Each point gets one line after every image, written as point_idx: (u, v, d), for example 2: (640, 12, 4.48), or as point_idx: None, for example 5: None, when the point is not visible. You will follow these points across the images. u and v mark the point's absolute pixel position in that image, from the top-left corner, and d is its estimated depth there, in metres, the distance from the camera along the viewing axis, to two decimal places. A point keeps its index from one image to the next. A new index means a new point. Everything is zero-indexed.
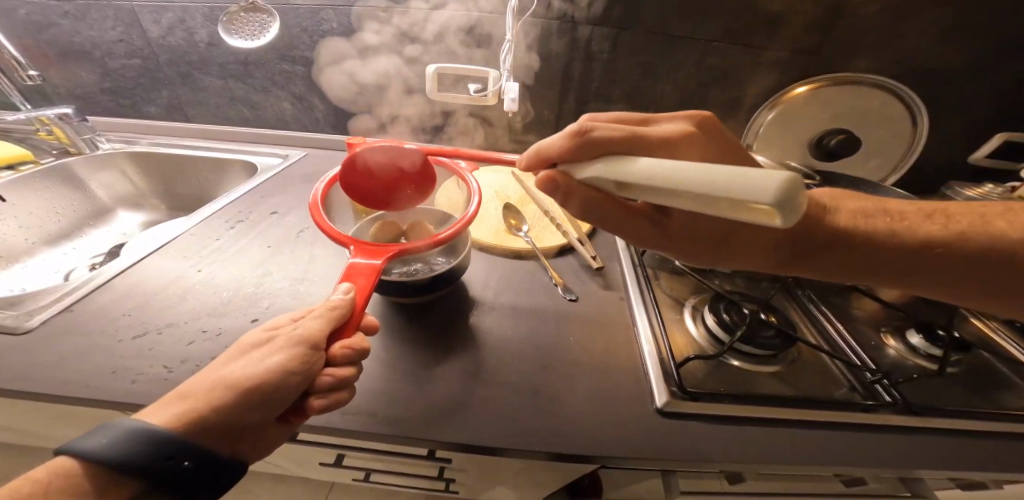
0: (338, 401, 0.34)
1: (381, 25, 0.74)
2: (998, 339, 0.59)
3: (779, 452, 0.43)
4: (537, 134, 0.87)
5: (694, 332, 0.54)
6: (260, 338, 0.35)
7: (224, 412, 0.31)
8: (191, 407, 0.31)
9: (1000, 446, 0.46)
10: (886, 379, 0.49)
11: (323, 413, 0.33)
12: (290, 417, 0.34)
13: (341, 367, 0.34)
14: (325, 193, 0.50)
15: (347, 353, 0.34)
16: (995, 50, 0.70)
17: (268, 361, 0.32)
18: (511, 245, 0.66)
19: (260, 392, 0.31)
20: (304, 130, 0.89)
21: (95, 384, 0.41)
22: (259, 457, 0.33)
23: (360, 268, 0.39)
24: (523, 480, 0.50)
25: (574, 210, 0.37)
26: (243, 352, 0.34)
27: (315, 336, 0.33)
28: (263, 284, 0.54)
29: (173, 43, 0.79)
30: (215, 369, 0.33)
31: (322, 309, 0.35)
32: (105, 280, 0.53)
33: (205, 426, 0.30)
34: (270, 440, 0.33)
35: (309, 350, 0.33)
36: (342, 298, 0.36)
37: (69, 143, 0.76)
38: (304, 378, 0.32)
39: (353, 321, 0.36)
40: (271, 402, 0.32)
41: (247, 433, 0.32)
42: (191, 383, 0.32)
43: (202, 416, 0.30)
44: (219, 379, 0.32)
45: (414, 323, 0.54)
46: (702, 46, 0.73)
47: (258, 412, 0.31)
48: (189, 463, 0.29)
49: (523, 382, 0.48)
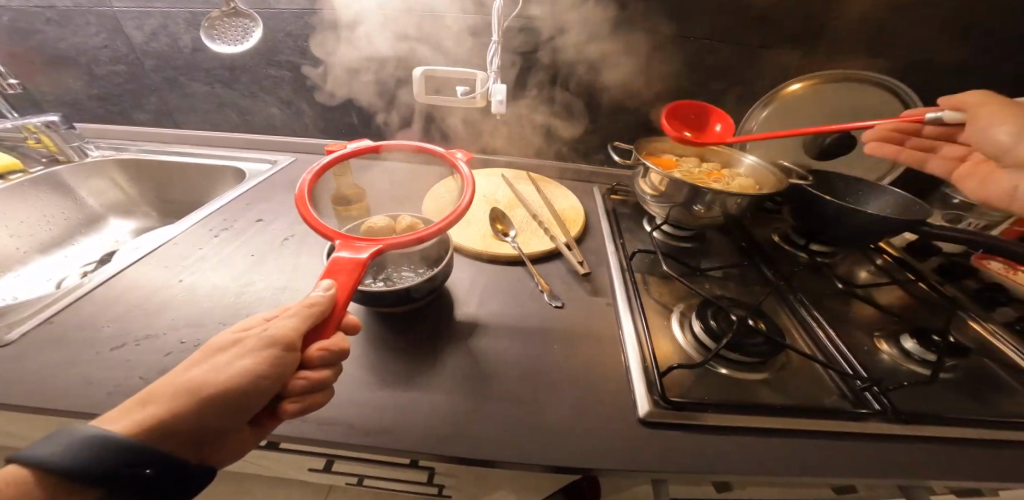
0: (313, 403, 0.33)
1: (366, 28, 0.74)
2: (998, 343, 0.57)
3: (764, 463, 0.42)
4: (526, 136, 0.86)
5: (680, 339, 0.53)
6: (231, 339, 0.33)
7: (191, 418, 0.29)
8: (152, 414, 0.28)
9: (994, 456, 0.45)
10: (875, 386, 0.48)
11: (297, 417, 0.32)
12: (264, 420, 0.33)
13: (316, 370, 0.33)
14: (311, 183, 0.46)
15: (323, 354, 0.33)
16: (993, 45, 0.68)
17: (237, 365, 0.31)
18: (497, 251, 0.65)
19: (228, 396, 0.30)
20: (293, 135, 0.89)
21: (71, 395, 0.41)
22: (231, 461, 0.32)
23: (342, 264, 0.38)
24: (514, 484, 0.50)
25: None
26: (211, 355, 0.32)
27: (289, 337, 0.32)
28: (244, 293, 0.54)
29: (158, 48, 0.79)
30: (183, 373, 0.31)
31: (299, 307, 0.34)
32: (87, 290, 0.53)
33: (167, 431, 0.28)
34: (239, 444, 0.32)
35: (282, 351, 0.32)
36: (323, 295, 0.35)
37: (57, 150, 0.77)
38: (274, 381, 0.31)
39: (332, 320, 0.35)
40: (241, 404, 0.31)
41: (217, 438, 0.31)
42: (154, 386, 0.30)
43: (165, 421, 0.28)
44: (184, 384, 0.30)
45: (395, 331, 0.53)
46: (689, 46, 0.72)
47: (226, 419, 0.30)
48: (151, 471, 0.27)
49: (504, 391, 0.47)
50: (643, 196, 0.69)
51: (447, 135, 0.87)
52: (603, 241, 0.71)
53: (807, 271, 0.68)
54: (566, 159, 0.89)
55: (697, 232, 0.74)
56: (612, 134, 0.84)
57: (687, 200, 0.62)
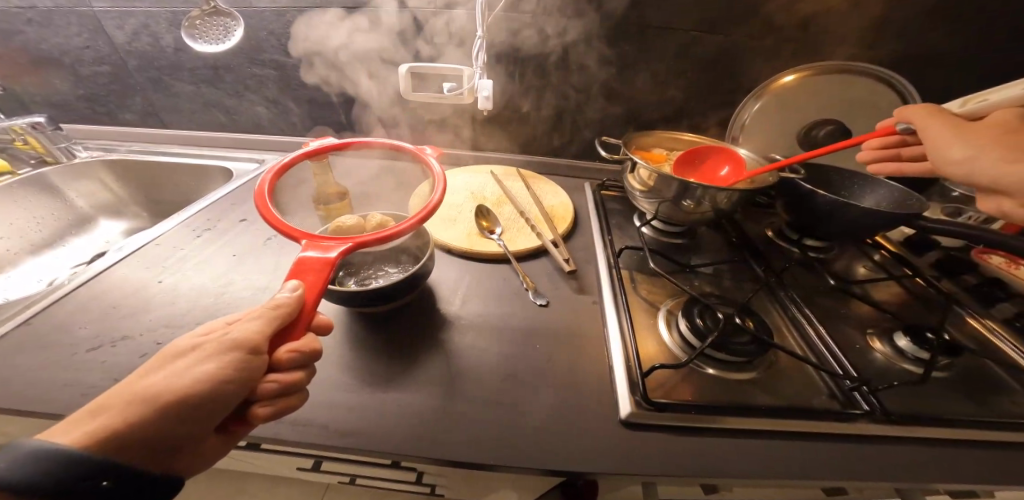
0: (286, 407, 0.33)
1: (348, 25, 0.73)
2: (996, 340, 0.56)
3: (751, 465, 0.41)
4: (514, 132, 0.85)
5: (667, 340, 0.52)
6: (190, 344, 0.32)
7: (150, 427, 0.28)
8: (106, 424, 0.28)
9: (988, 457, 0.43)
10: (864, 386, 0.46)
11: (269, 421, 0.31)
12: (233, 426, 0.33)
13: (287, 373, 0.33)
14: (272, 183, 0.45)
15: (293, 357, 0.33)
16: (988, 33, 0.66)
17: (197, 370, 0.30)
18: (482, 248, 0.65)
19: (189, 402, 0.29)
20: (281, 134, 0.89)
21: (41, 398, 0.41)
22: (199, 469, 0.32)
23: (310, 263, 0.37)
24: (505, 483, 0.49)
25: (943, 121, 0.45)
26: (168, 361, 0.32)
27: (254, 341, 0.32)
28: (223, 294, 0.54)
29: (141, 48, 0.79)
30: (140, 379, 0.30)
31: (265, 309, 0.33)
32: (66, 292, 0.53)
33: (125, 442, 0.28)
34: (208, 451, 0.31)
35: (248, 355, 0.31)
36: (289, 296, 0.34)
37: (45, 152, 0.77)
38: (242, 386, 0.31)
39: (302, 322, 0.34)
40: (207, 410, 0.30)
41: (183, 447, 0.30)
42: (108, 396, 0.29)
43: (121, 430, 0.28)
44: (141, 392, 0.29)
45: (376, 331, 0.53)
46: (675, 39, 0.71)
47: (189, 426, 0.29)
48: (109, 483, 0.26)
49: (484, 392, 0.46)
50: (632, 192, 0.67)
51: (434, 132, 0.86)
52: (591, 238, 0.70)
53: (799, 267, 0.66)
54: (556, 155, 0.88)
55: (688, 228, 0.72)
56: (601, 130, 0.83)
57: (676, 195, 0.61)
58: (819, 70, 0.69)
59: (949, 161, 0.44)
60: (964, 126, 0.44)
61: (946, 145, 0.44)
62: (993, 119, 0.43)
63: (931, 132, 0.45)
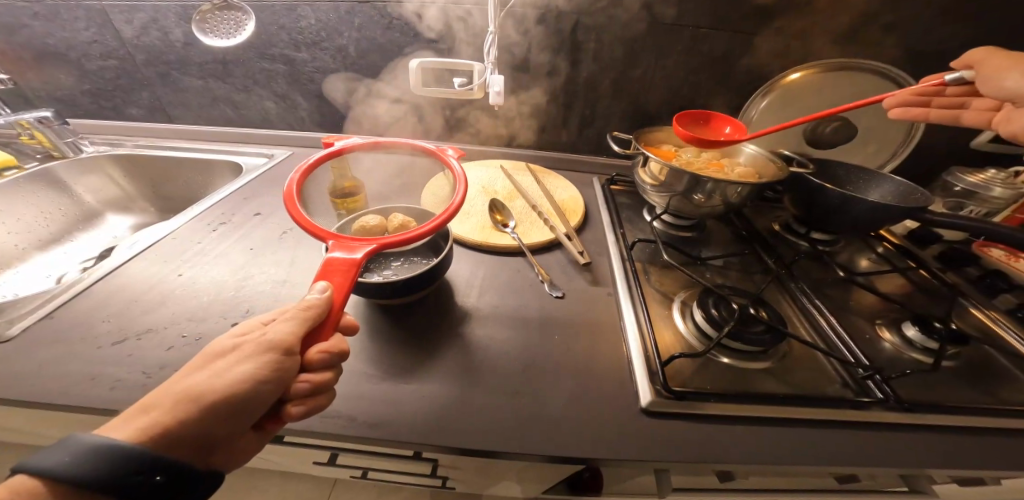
0: (316, 406, 0.33)
1: (360, 18, 0.72)
2: (1000, 330, 0.57)
3: (769, 452, 0.42)
4: (523, 127, 0.86)
5: (682, 328, 0.53)
6: (229, 344, 0.33)
7: (196, 425, 0.29)
8: (154, 422, 0.29)
9: (993, 442, 0.45)
10: (877, 375, 0.48)
11: (302, 420, 0.32)
12: (268, 424, 0.33)
13: (317, 373, 0.33)
14: (300, 182, 0.46)
15: (324, 357, 0.33)
16: (997, 29, 0.67)
17: (237, 370, 0.31)
18: (496, 241, 0.65)
19: (229, 402, 0.30)
20: (289, 129, 0.89)
21: (71, 391, 0.42)
22: (239, 463, 0.33)
23: (337, 264, 0.37)
24: (520, 475, 0.50)
25: (989, 53, 0.52)
26: (209, 360, 0.32)
27: (288, 341, 0.32)
28: (242, 288, 0.55)
29: (149, 43, 0.78)
30: (183, 378, 0.31)
31: (296, 309, 0.34)
32: (85, 286, 0.54)
33: (175, 438, 0.29)
34: (245, 447, 0.32)
35: (282, 356, 0.32)
36: (319, 297, 0.35)
37: (52, 147, 0.76)
38: (276, 385, 0.31)
39: (329, 324, 0.34)
40: (248, 409, 0.31)
41: (220, 445, 0.30)
42: (157, 393, 0.30)
43: (171, 428, 0.29)
44: (184, 390, 0.30)
45: (395, 323, 0.53)
46: (686, 34, 0.71)
47: (229, 423, 0.30)
48: (161, 478, 0.27)
49: (507, 381, 0.47)
50: (643, 186, 0.68)
51: (444, 127, 0.86)
52: (602, 231, 0.70)
53: (807, 260, 0.67)
54: (565, 150, 0.89)
55: (698, 222, 0.73)
56: (610, 125, 0.84)
57: (687, 188, 0.61)
58: (826, 66, 0.70)
59: (1020, 84, 0.49)
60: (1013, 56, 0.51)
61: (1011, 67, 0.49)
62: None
63: (998, 62, 0.51)
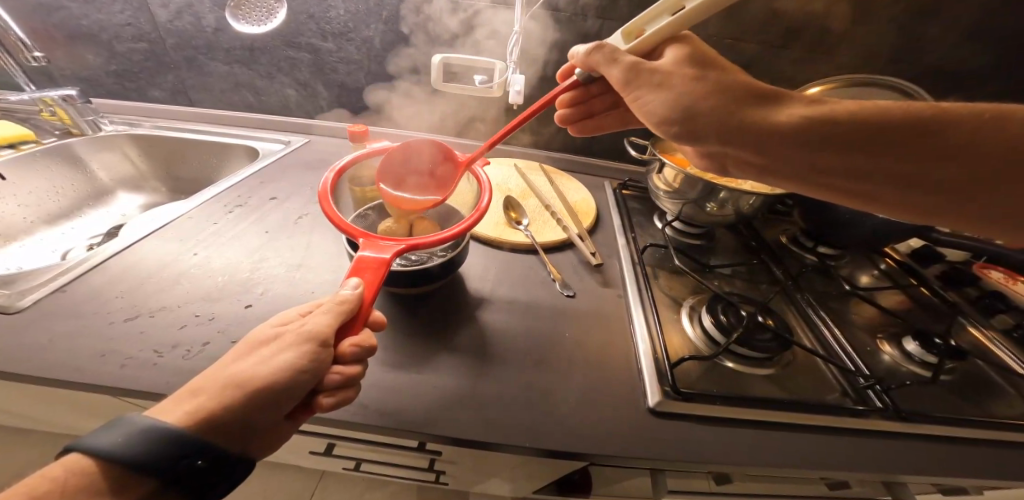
0: (346, 399, 0.35)
1: (391, 13, 0.74)
2: (995, 348, 0.59)
3: (772, 455, 0.43)
4: (541, 129, 0.87)
5: (690, 332, 0.55)
6: (271, 333, 0.35)
7: (238, 411, 0.31)
8: (201, 405, 0.31)
9: (987, 456, 0.47)
10: (878, 385, 0.49)
11: (333, 410, 0.34)
12: (299, 414, 0.35)
13: (348, 366, 0.35)
14: (333, 182, 0.50)
15: (356, 350, 0.35)
16: (1003, 57, 0.71)
17: (280, 359, 0.33)
18: (511, 238, 0.66)
19: (271, 390, 0.32)
20: (307, 117, 0.90)
21: (84, 367, 0.42)
22: (272, 450, 0.34)
23: (368, 262, 0.40)
24: (515, 473, 0.50)
25: (615, 71, 0.43)
26: (252, 349, 0.34)
27: (324, 333, 0.34)
28: (257, 270, 0.56)
29: (180, 27, 0.79)
30: (230, 364, 0.33)
31: (331, 303, 0.35)
32: (100, 260, 0.54)
33: (219, 423, 0.30)
34: (279, 434, 0.34)
35: (319, 347, 0.34)
36: (352, 293, 0.37)
37: (71, 124, 0.77)
38: (311, 376, 0.33)
39: (359, 318, 0.36)
40: (286, 397, 0.33)
41: (258, 429, 0.32)
42: (202, 378, 0.32)
43: (214, 412, 0.31)
44: (230, 378, 0.32)
45: (409, 312, 0.54)
46: (708, 44, 0.74)
47: (268, 409, 0.32)
48: (203, 463, 0.29)
49: (517, 374, 0.48)
50: (655, 190, 0.69)
51: (462, 125, 0.87)
52: (614, 235, 0.72)
53: (812, 273, 0.69)
54: (578, 153, 0.91)
55: (708, 230, 0.74)
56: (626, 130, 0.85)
57: (700, 196, 0.63)
58: (847, 81, 0.68)
59: (653, 104, 0.40)
60: (658, 76, 0.40)
61: (651, 81, 0.40)
62: (669, 74, 0.40)
63: (661, 80, 0.40)
